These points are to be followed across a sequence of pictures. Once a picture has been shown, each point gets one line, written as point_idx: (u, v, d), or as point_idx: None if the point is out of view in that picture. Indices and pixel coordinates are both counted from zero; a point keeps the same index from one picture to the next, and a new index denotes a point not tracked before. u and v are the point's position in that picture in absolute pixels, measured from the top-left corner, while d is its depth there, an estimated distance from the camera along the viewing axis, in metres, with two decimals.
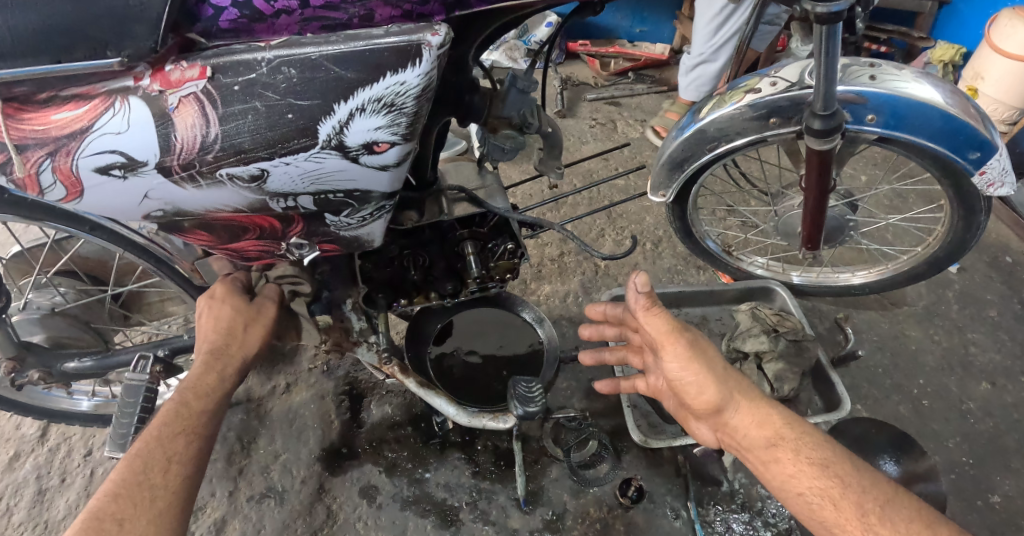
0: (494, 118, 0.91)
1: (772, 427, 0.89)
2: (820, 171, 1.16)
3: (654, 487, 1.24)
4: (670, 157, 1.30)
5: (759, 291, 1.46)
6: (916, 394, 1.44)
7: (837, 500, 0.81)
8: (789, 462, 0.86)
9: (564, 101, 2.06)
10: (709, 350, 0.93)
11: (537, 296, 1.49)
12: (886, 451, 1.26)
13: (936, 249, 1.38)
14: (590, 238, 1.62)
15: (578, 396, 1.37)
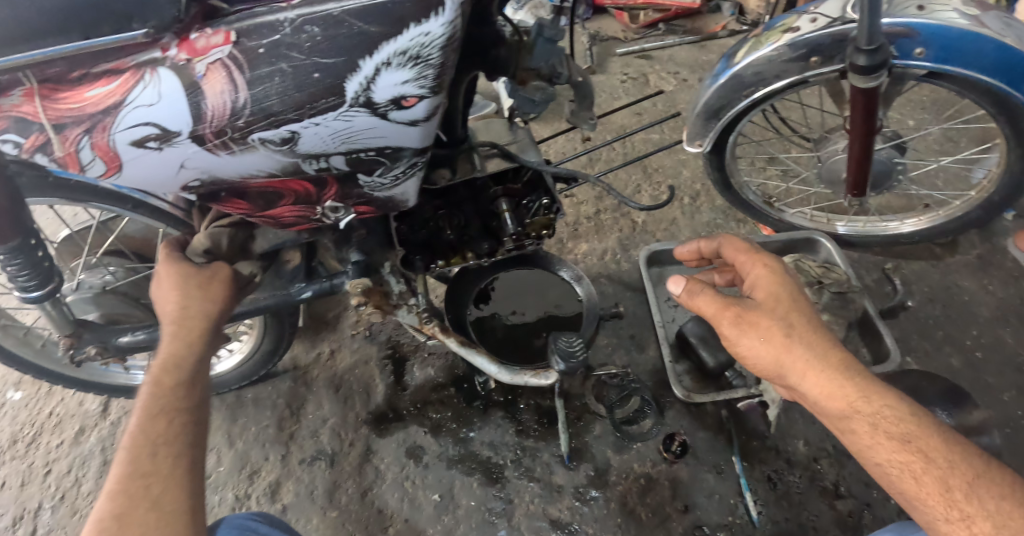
0: (523, 70, 0.90)
1: (844, 399, 0.80)
2: (867, 105, 1.10)
3: (699, 443, 1.22)
4: (705, 105, 1.25)
5: (803, 243, 1.40)
6: (969, 346, 1.39)
7: (918, 475, 0.74)
8: (865, 435, 0.78)
9: (593, 57, 2.00)
10: (761, 313, 0.86)
11: (575, 255, 1.47)
12: (938, 404, 1.20)
13: (991, 192, 1.31)
14: (626, 194, 1.58)
15: (619, 352, 1.33)
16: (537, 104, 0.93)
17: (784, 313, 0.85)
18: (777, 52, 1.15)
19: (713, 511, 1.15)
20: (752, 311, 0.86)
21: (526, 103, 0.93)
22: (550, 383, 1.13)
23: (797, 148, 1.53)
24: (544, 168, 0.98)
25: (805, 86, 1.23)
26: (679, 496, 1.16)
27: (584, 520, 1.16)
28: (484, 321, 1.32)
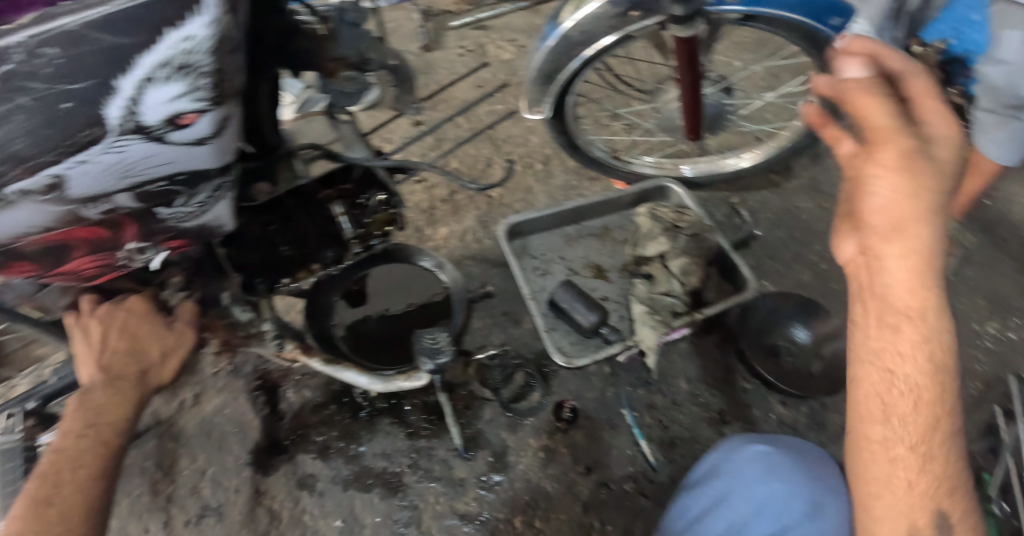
0: (329, 61, 0.84)
1: (916, 299, 0.69)
2: (688, 55, 1.12)
3: (587, 404, 1.23)
4: (538, 70, 1.23)
5: (655, 191, 1.38)
6: (815, 260, 1.43)
7: (919, 405, 0.71)
8: (893, 343, 0.71)
9: (428, 32, 1.92)
10: (928, 171, 0.66)
11: (434, 242, 1.42)
12: (795, 318, 1.22)
13: (818, 119, 1.38)
14: (476, 171, 1.53)
15: (496, 331, 1.31)
16: (350, 98, 0.93)
17: (920, 197, 0.66)
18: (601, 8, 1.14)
19: (613, 465, 1.17)
20: (920, 158, 0.66)
21: (342, 97, 0.93)
22: (424, 384, 1.08)
23: (638, 101, 1.55)
24: (370, 164, 0.96)
25: (632, 40, 1.23)
26: (579, 460, 1.18)
27: (491, 507, 1.15)
28: (358, 324, 1.27)
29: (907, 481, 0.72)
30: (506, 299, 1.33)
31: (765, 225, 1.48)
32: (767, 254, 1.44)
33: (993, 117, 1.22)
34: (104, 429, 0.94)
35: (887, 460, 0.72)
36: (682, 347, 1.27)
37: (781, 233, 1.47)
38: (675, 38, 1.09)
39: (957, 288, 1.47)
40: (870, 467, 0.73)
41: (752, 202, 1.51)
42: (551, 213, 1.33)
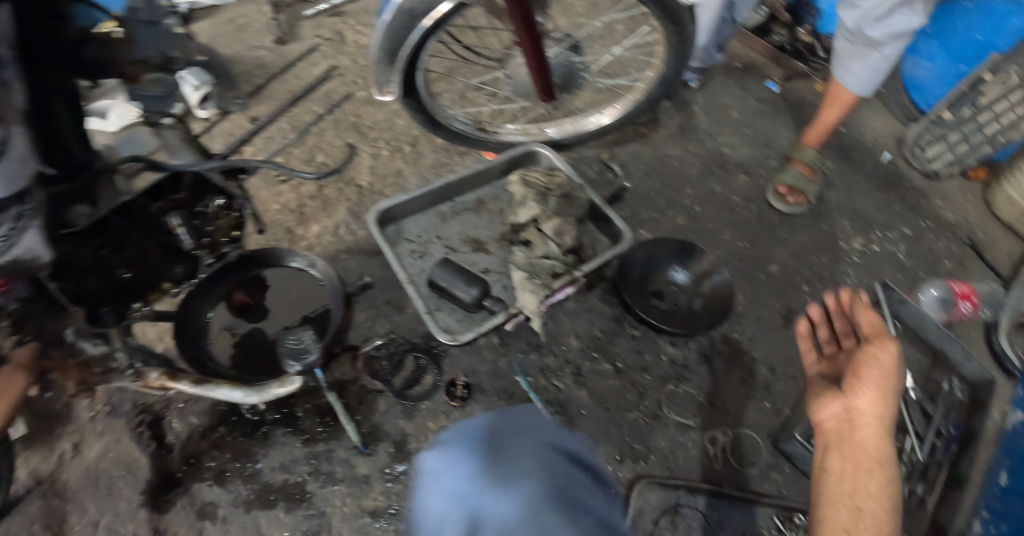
0: (130, 66, 0.78)
1: (872, 410, 0.88)
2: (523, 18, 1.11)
3: (480, 378, 1.24)
4: (380, 49, 1.20)
5: (523, 157, 1.40)
6: (688, 203, 1.48)
7: (864, 442, 0.86)
8: (867, 406, 0.88)
9: (281, 24, 1.84)
10: (886, 379, 0.90)
11: (307, 241, 1.45)
12: (673, 262, 1.28)
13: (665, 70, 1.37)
14: (345, 160, 1.59)
15: (380, 321, 1.33)
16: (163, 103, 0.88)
17: (887, 387, 0.90)
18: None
19: None
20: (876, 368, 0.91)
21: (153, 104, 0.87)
22: (298, 387, 1.05)
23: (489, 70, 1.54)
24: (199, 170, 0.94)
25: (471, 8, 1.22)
26: None
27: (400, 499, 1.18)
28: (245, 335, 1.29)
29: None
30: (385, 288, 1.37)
31: (637, 176, 1.51)
32: (641, 204, 1.47)
33: (859, 54, 1.36)
34: None
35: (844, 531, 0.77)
36: (569, 306, 1.28)
37: (652, 181, 1.51)
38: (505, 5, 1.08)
39: (822, 212, 1.54)
40: (833, 520, 0.79)
41: (622, 156, 1.54)
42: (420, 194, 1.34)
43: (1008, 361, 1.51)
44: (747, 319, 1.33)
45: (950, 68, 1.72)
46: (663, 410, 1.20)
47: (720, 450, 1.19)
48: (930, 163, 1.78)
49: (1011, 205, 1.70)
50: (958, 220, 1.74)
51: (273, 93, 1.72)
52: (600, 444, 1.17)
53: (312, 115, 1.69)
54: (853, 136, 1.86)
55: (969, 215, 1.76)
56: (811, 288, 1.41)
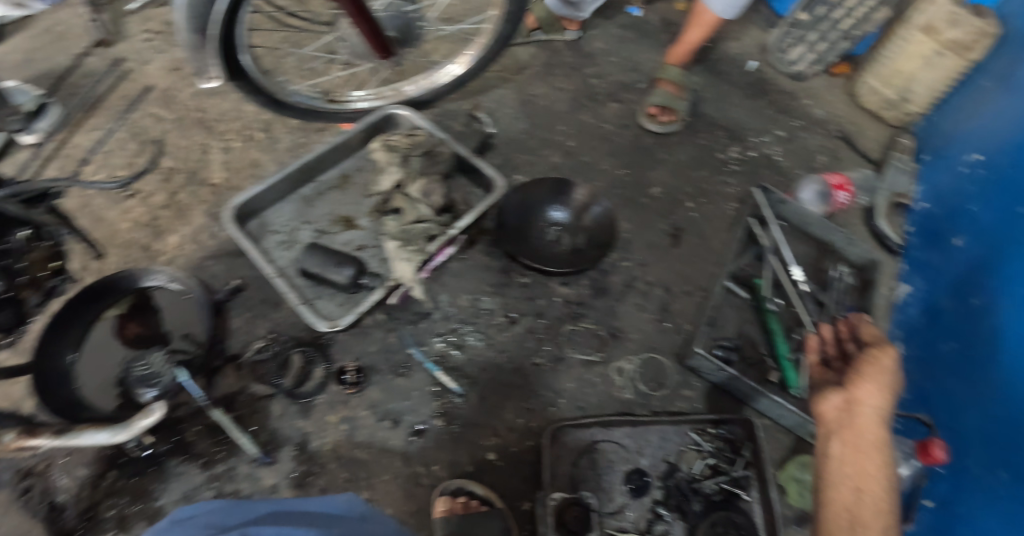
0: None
1: (873, 433, 0.88)
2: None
3: (373, 359, 1.19)
4: (187, 28, 1.08)
5: (382, 122, 1.35)
6: (561, 140, 1.45)
7: (864, 459, 0.86)
8: (866, 425, 0.89)
9: (104, 24, 1.65)
10: (884, 393, 0.90)
11: (166, 254, 1.37)
12: (551, 201, 1.24)
13: (505, 5, 1.27)
14: (195, 161, 1.48)
15: (260, 322, 1.26)
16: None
17: (886, 404, 0.90)
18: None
19: (417, 407, 1.14)
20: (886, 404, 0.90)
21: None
22: (163, 412, 0.97)
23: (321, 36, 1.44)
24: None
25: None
26: (384, 415, 1.15)
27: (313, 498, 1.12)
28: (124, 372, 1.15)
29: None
30: (259, 286, 1.29)
31: (506, 121, 1.46)
32: (514, 150, 1.42)
33: None
34: None
35: (848, 515, 0.83)
36: (453, 267, 1.24)
37: (523, 125, 1.46)
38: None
39: (696, 126, 1.53)
40: (836, 502, 0.85)
41: (488, 104, 1.48)
42: (274, 181, 1.27)
43: (889, 241, 1.59)
44: (634, 245, 1.32)
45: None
46: (565, 352, 1.19)
47: (627, 378, 1.18)
48: (793, 65, 1.83)
49: (874, 94, 1.77)
50: (828, 115, 1.79)
51: (107, 102, 1.56)
52: (508, 398, 1.15)
53: (153, 118, 1.54)
54: (719, 49, 1.86)
55: (837, 110, 1.82)
56: (695, 203, 1.41)
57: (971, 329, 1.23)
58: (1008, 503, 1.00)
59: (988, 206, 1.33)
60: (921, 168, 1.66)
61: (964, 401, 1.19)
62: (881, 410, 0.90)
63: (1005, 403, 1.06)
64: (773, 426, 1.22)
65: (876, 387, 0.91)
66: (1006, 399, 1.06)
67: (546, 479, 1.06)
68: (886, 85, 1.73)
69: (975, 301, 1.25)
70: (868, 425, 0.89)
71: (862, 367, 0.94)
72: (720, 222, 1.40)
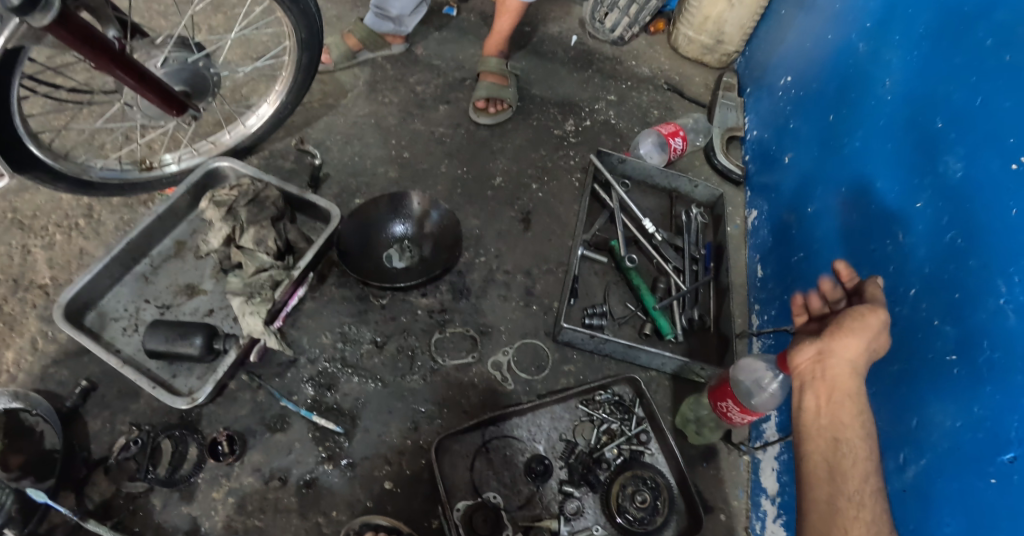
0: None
1: (847, 384, 0.80)
2: (83, 35, 0.95)
3: (246, 421, 1.13)
4: None
5: (206, 178, 1.30)
6: (396, 155, 1.43)
7: (839, 411, 0.79)
8: (840, 376, 0.81)
9: None
10: (861, 347, 0.81)
11: (3, 370, 1.24)
12: (390, 217, 1.23)
13: (297, 33, 1.19)
14: (16, 266, 1.36)
15: (120, 414, 1.17)
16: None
17: (861, 358, 0.81)
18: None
19: (302, 456, 1.11)
20: (863, 356, 0.82)
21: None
22: None
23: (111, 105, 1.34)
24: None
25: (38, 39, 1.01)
26: (271, 475, 1.10)
27: None
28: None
29: (845, 495, 0.75)
30: (110, 379, 1.19)
31: (336, 148, 1.42)
32: (350, 175, 1.39)
33: None
34: None
35: (826, 466, 0.77)
36: (308, 307, 1.21)
37: (357, 149, 1.43)
38: (45, 27, 0.90)
39: (528, 110, 1.56)
40: (813, 453, 0.79)
41: (315, 135, 1.43)
42: (98, 267, 1.19)
43: (734, 175, 1.66)
44: (487, 239, 1.33)
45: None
46: (439, 361, 1.19)
47: (506, 370, 1.20)
48: (612, 32, 1.86)
49: (692, 43, 1.86)
50: (654, 72, 1.85)
51: None
52: (392, 420, 1.14)
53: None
54: (539, 31, 1.88)
55: (663, 63, 1.89)
56: (540, 184, 1.44)
57: (811, 237, 1.27)
58: (871, 387, 0.97)
59: (807, 120, 1.41)
60: (747, 101, 1.76)
61: None
62: (859, 362, 0.81)
63: None
64: (659, 376, 1.27)
65: (850, 339, 0.82)
66: None
67: (444, 493, 1.05)
68: (700, 32, 1.82)
69: (811, 210, 1.30)
70: (842, 375, 0.81)
71: (841, 319, 0.84)
72: (567, 196, 1.43)
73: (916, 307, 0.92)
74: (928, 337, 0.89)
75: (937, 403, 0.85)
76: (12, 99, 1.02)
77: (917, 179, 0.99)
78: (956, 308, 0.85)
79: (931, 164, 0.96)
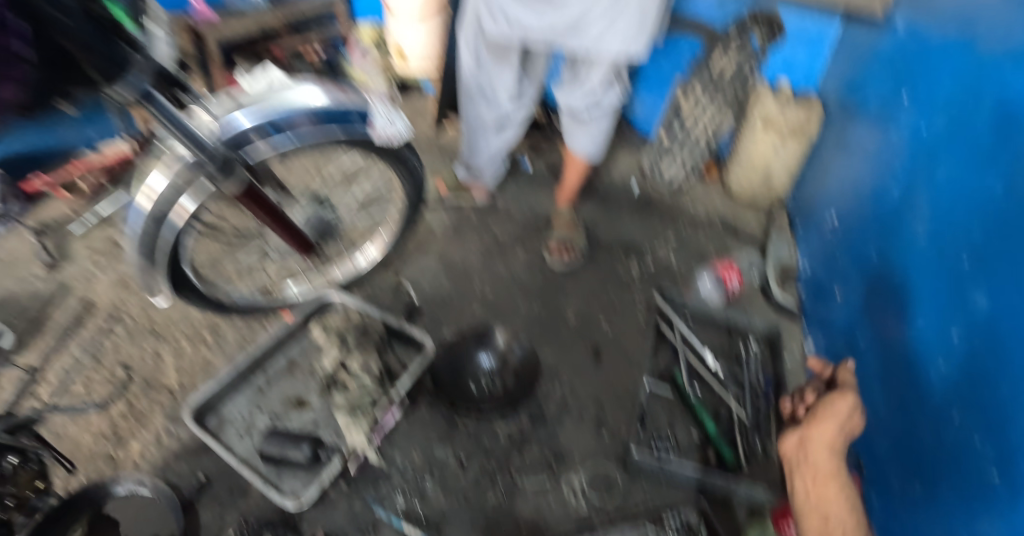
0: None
1: (828, 463, 0.99)
2: (260, 202, 1.14)
3: (340, 526, 1.25)
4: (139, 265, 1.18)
5: (319, 308, 1.49)
6: (480, 292, 1.64)
7: (825, 491, 0.97)
8: (818, 456, 0.99)
9: (49, 248, 1.77)
10: (830, 428, 1.01)
11: (129, 462, 1.40)
12: (478, 347, 1.39)
13: (407, 189, 1.42)
14: (149, 370, 1.55)
15: (229, 509, 1.32)
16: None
17: (831, 439, 1.00)
18: (178, 181, 1.09)
19: None
20: (839, 442, 1.01)
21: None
22: None
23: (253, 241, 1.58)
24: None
25: (216, 196, 1.19)
26: None
27: None
28: None
29: None
30: (224, 478, 1.36)
31: (428, 284, 1.64)
32: (438, 308, 1.60)
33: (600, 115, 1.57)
34: None
35: None
36: (402, 428, 1.36)
37: (445, 285, 1.64)
38: (232, 194, 1.09)
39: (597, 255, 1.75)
40: (809, 533, 0.96)
41: (410, 272, 1.66)
42: (226, 378, 1.39)
43: (788, 307, 1.77)
44: (561, 372, 1.48)
45: (658, 98, 2.15)
46: (518, 483, 1.30)
47: (577, 493, 1.30)
48: (671, 178, 2.09)
49: (743, 186, 2.05)
50: (708, 213, 2.05)
51: (57, 322, 1.63)
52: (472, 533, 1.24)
53: (109, 337, 1.61)
54: (603, 179, 2.13)
55: (718, 205, 2.08)
56: (607, 318, 1.60)
57: (864, 366, 1.37)
58: (928, 504, 1.07)
59: (854, 257, 1.53)
60: (800, 237, 1.90)
61: (873, 429, 1.28)
62: (835, 442, 1.00)
63: (904, 422, 1.17)
64: None
65: (825, 428, 1.01)
66: (904, 417, 1.17)
67: None
68: (750, 178, 2.02)
69: (862, 343, 1.40)
70: (826, 460, 0.99)
71: (816, 406, 1.05)
72: (634, 331, 1.58)
73: (963, 434, 0.99)
74: (974, 459, 0.95)
75: (990, 524, 0.90)
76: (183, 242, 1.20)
77: (948, 314, 1.08)
78: (993, 432, 0.92)
79: (961, 301, 1.06)
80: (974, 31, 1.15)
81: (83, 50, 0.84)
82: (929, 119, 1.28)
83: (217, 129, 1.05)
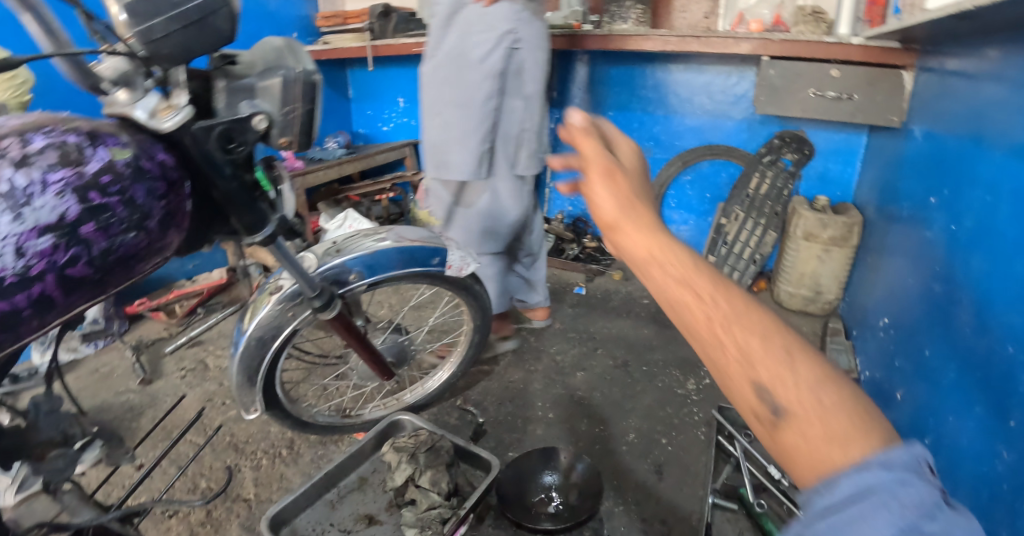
0: (36, 446, 0.96)
1: (660, 262, 0.58)
2: (347, 327, 1.29)
3: None
4: (239, 379, 1.35)
5: (390, 427, 1.61)
6: (542, 414, 1.72)
7: (689, 295, 0.56)
8: (651, 258, 0.58)
9: (144, 366, 1.92)
10: (633, 222, 0.59)
11: None
12: (542, 469, 1.49)
13: (474, 318, 1.58)
14: (228, 480, 1.58)
15: None
16: (66, 469, 0.99)
17: (635, 221, 0.59)
18: (278, 308, 1.32)
19: None
20: (645, 225, 0.59)
21: (55, 473, 0.98)
22: None
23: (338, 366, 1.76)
24: (101, 521, 1.03)
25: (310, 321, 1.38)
26: None
27: None
28: None
29: (797, 424, 0.51)
30: None
31: (492, 407, 1.74)
32: (502, 429, 1.67)
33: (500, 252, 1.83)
34: (686, 272, 0.57)
35: (750, 374, 0.53)
36: None
37: (507, 408, 1.74)
38: (326, 320, 1.25)
39: (652, 375, 1.86)
40: (766, 372, 0.52)
41: (475, 396, 1.78)
42: (303, 490, 1.45)
43: None
44: (623, 489, 1.50)
45: (702, 224, 2.38)
46: None
47: None
48: None
49: (793, 296, 2.11)
50: None
51: (148, 431, 1.69)
52: None
53: (195, 448, 1.67)
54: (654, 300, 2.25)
55: None
56: (668, 438, 1.64)
57: (932, 464, 1.32)
58: None
59: (912, 358, 1.52)
60: (855, 343, 1.90)
61: None
62: (639, 234, 0.59)
63: (979, 518, 1.11)
64: None
65: (616, 225, 0.60)
66: (978, 512, 1.12)
67: None
68: (798, 287, 2.08)
69: (928, 441, 1.36)
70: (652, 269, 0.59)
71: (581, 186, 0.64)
72: (694, 445, 1.61)
73: None
74: None
75: None
76: (279, 361, 1.40)
77: (1006, 398, 1.09)
78: None
79: (1012, 385, 1.08)
80: (982, 138, 1.36)
81: (230, 203, 1.04)
82: (957, 219, 1.41)
83: (322, 270, 1.26)
